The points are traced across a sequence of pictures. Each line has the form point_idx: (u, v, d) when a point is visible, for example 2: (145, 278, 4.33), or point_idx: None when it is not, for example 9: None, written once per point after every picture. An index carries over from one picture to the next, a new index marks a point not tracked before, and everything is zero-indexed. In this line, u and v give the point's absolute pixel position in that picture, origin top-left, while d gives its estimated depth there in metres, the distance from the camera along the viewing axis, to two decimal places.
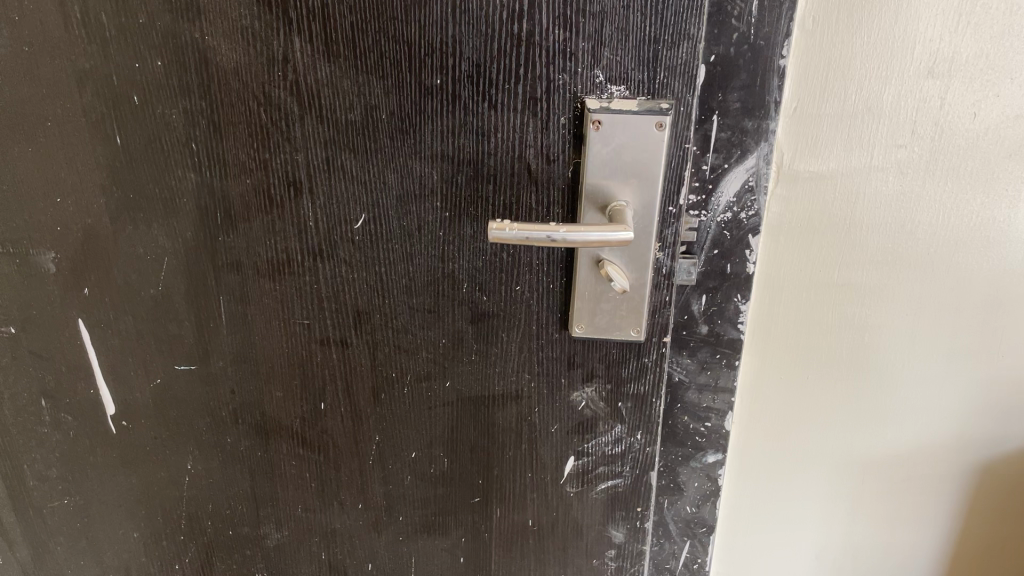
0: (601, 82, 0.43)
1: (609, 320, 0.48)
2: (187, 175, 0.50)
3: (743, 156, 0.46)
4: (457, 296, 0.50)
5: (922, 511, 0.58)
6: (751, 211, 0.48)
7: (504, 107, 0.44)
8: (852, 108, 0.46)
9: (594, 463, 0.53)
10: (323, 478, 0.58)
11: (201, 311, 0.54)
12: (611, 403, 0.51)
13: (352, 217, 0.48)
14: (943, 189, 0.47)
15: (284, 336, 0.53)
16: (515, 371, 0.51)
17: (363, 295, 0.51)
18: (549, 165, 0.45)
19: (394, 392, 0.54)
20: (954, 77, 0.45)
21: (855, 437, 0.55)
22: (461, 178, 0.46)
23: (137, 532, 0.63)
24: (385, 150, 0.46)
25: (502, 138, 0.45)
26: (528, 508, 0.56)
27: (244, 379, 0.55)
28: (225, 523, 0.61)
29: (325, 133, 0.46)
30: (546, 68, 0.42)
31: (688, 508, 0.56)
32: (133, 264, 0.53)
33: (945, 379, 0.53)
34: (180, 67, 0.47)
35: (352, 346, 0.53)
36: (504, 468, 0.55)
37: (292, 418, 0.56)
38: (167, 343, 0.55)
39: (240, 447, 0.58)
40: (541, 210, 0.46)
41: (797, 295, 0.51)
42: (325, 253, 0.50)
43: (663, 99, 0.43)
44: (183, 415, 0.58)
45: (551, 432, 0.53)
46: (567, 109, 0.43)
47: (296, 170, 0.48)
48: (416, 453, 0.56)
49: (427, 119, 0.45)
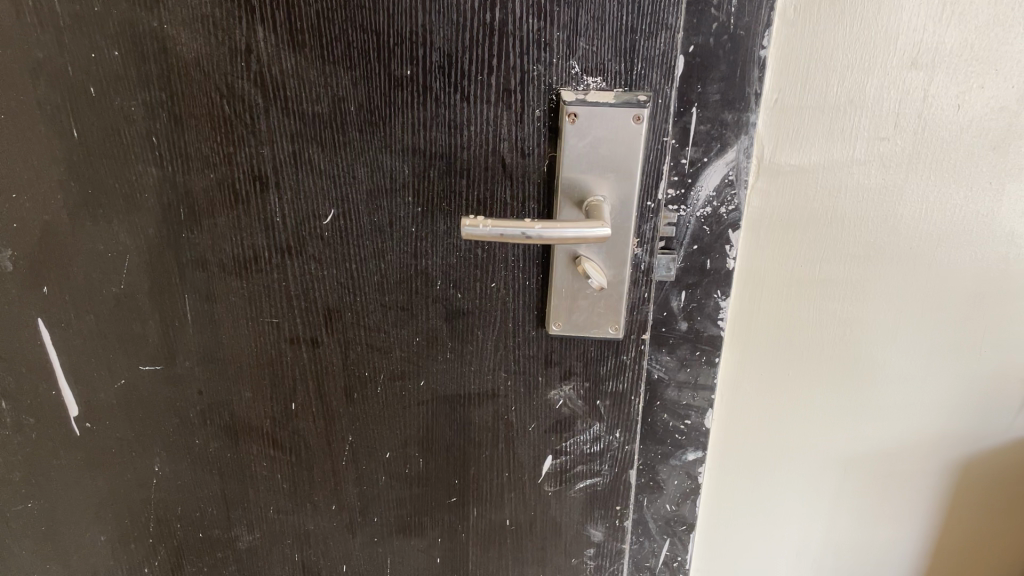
0: (576, 74, 0.41)
1: (586, 317, 0.47)
2: (148, 170, 0.47)
3: (722, 150, 0.45)
4: (431, 292, 0.49)
5: (900, 508, 0.57)
6: (731, 206, 0.46)
7: (476, 99, 0.43)
8: (835, 100, 0.44)
9: (572, 461, 0.53)
10: (296, 479, 0.57)
11: (166, 310, 0.51)
12: (589, 401, 0.51)
13: (321, 212, 0.47)
14: (925, 183, 0.47)
15: (252, 337, 0.51)
16: (491, 370, 0.51)
17: (334, 293, 0.49)
18: (523, 159, 0.44)
19: (368, 391, 0.53)
20: (939, 69, 0.44)
21: (836, 433, 0.54)
22: (434, 172, 0.45)
23: (104, 535, 0.61)
24: (354, 144, 0.45)
25: (475, 132, 0.43)
26: (505, 507, 0.56)
27: (213, 379, 0.53)
28: (196, 526, 0.59)
29: (290, 127, 0.45)
30: (519, 59, 0.41)
31: (668, 506, 0.56)
32: (93, 261, 0.51)
33: (927, 375, 0.52)
34: (140, 56, 0.44)
35: (323, 345, 0.51)
36: (480, 467, 0.54)
37: (262, 419, 0.54)
38: (131, 343, 0.53)
39: (209, 448, 0.56)
40: (516, 205, 0.45)
41: (778, 291, 0.50)
42: (293, 250, 0.48)
43: (641, 90, 0.42)
44: (149, 417, 0.55)
45: (528, 431, 0.53)
46: (542, 101, 0.42)
47: (261, 164, 0.46)
48: (390, 453, 0.55)
49: (397, 112, 0.44)
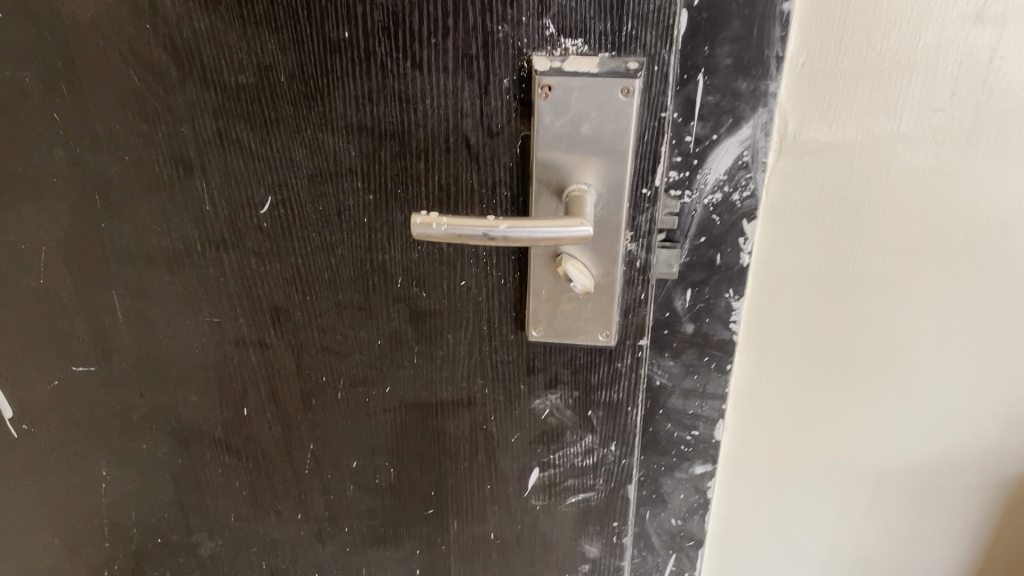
0: (552, 35, 0.33)
1: (572, 322, 0.40)
2: (53, 151, 0.41)
3: (735, 125, 0.37)
4: (391, 291, 0.42)
5: (942, 527, 0.50)
6: (746, 192, 0.38)
7: (430, 66, 0.35)
8: (878, 63, 0.35)
9: (561, 475, 0.46)
10: (256, 486, 0.51)
11: (92, 307, 0.45)
12: (579, 412, 0.44)
13: (257, 200, 0.40)
14: (988, 163, 0.38)
15: (192, 337, 0.45)
16: (465, 376, 0.44)
17: (280, 291, 0.42)
18: (492, 139, 0.36)
19: (327, 397, 0.46)
20: (1012, 23, 0.35)
21: (869, 445, 0.47)
22: (386, 153, 0.37)
23: (57, 539, 0.56)
24: (289, 121, 0.37)
25: (432, 106, 0.36)
26: (489, 521, 0.49)
27: (152, 382, 0.47)
28: (153, 531, 0.54)
29: (211, 101, 0.37)
30: (481, 17, 0.33)
31: (673, 520, 0.49)
32: (9, 252, 0.45)
33: (981, 384, 0.44)
34: (26, 20, 0.38)
35: (273, 347, 0.45)
36: (459, 479, 0.48)
37: (213, 424, 0.48)
38: (59, 342, 0.47)
39: (158, 453, 0.50)
40: (485, 193, 0.37)
41: (804, 289, 0.42)
42: (229, 243, 0.41)
43: (632, 56, 0.33)
44: (90, 420, 0.50)
45: (510, 442, 0.46)
46: (511, 69, 0.34)
47: (183, 145, 0.39)
48: (358, 463, 0.49)
49: (336, 83, 0.36)
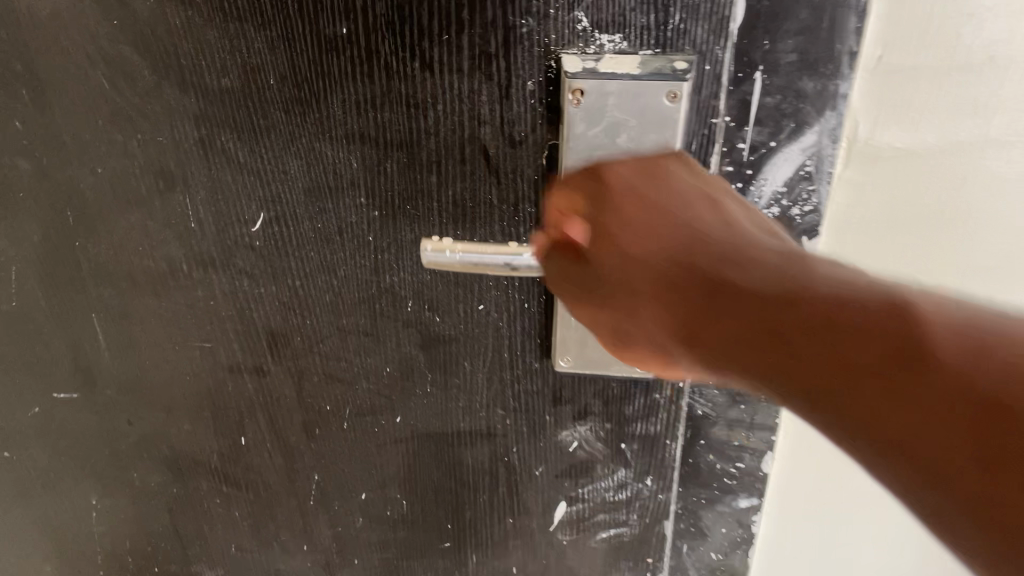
0: (584, 30, 0.29)
1: (606, 352, 0.35)
2: (18, 162, 0.38)
3: (798, 130, 0.29)
4: (400, 315, 0.37)
5: None
6: (808, 206, 0.31)
7: (442, 66, 0.30)
8: (968, 58, 0.28)
9: (589, 509, 0.41)
10: (257, 516, 0.46)
11: (72, 329, 0.42)
12: (611, 444, 0.39)
13: (248, 217, 0.35)
14: None
15: (183, 362, 0.41)
16: (484, 406, 0.39)
17: (277, 314, 0.38)
18: (514, 150, 0.31)
19: (331, 426, 0.42)
20: None
21: None
22: (392, 165, 0.32)
23: (47, 566, 0.52)
24: (280, 129, 0.33)
25: (444, 112, 0.31)
26: (511, 556, 0.44)
27: (140, 409, 0.43)
28: (149, 561, 0.50)
29: (192, 106, 0.33)
30: (500, 9, 0.29)
31: (713, 556, 0.40)
32: None
33: None
34: None
35: (271, 374, 0.40)
36: (478, 512, 0.43)
37: (208, 453, 0.44)
38: (40, 367, 0.44)
39: (150, 483, 0.46)
40: (506, 211, 0.32)
41: None
42: (219, 263, 0.37)
43: (680, 53, 0.29)
44: (76, 446, 0.46)
45: (534, 475, 0.41)
46: (537, 69, 0.29)
47: (162, 156, 0.35)
48: (367, 494, 0.44)
49: (333, 86, 0.31)
